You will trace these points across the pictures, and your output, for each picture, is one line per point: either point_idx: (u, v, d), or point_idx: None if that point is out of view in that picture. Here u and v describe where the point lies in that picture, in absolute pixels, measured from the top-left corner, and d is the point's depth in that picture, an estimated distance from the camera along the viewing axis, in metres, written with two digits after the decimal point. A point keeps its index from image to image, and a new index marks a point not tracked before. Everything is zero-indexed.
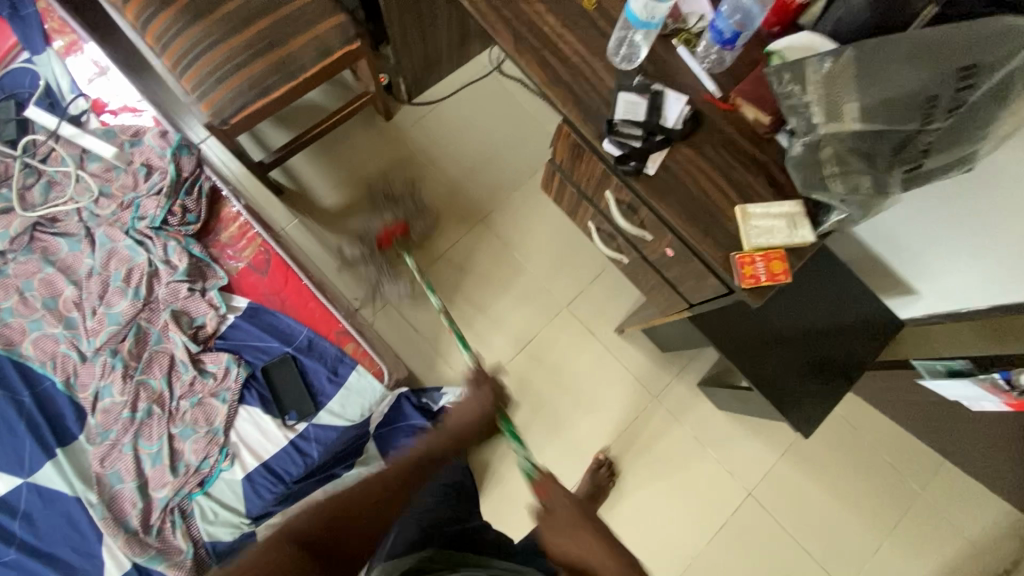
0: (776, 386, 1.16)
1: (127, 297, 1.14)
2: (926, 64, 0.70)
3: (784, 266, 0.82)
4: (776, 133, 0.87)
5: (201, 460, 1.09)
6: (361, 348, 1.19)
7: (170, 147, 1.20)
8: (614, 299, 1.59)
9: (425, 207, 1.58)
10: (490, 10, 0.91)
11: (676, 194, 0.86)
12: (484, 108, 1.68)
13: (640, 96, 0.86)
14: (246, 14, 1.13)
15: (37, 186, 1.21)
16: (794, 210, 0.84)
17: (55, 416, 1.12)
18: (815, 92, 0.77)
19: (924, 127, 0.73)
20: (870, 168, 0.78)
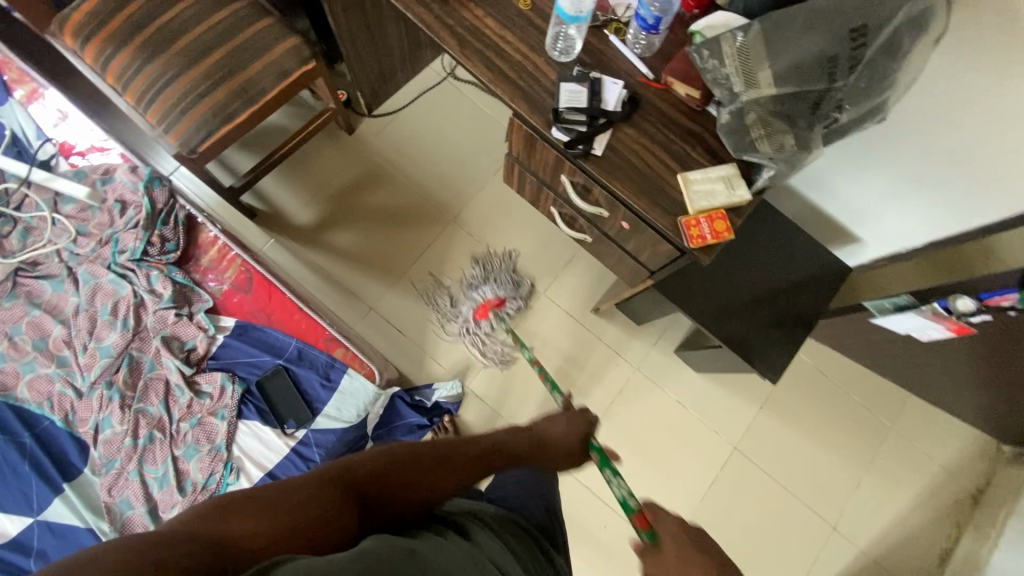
0: (742, 340, 1.24)
1: (117, 329, 1.17)
2: (823, 29, 0.80)
3: (727, 224, 0.90)
4: (706, 106, 0.96)
5: (208, 477, 1.14)
6: (350, 351, 1.24)
7: (142, 181, 1.25)
8: (587, 281, 1.67)
9: (394, 215, 1.66)
10: (434, 19, 0.98)
11: (623, 171, 0.94)
12: (442, 113, 1.74)
13: (581, 86, 0.94)
14: (201, 46, 1.18)
15: (14, 234, 1.23)
16: (730, 171, 0.92)
17: (58, 453, 1.15)
18: (733, 64, 0.85)
19: (832, 85, 0.83)
20: (792, 127, 0.87)
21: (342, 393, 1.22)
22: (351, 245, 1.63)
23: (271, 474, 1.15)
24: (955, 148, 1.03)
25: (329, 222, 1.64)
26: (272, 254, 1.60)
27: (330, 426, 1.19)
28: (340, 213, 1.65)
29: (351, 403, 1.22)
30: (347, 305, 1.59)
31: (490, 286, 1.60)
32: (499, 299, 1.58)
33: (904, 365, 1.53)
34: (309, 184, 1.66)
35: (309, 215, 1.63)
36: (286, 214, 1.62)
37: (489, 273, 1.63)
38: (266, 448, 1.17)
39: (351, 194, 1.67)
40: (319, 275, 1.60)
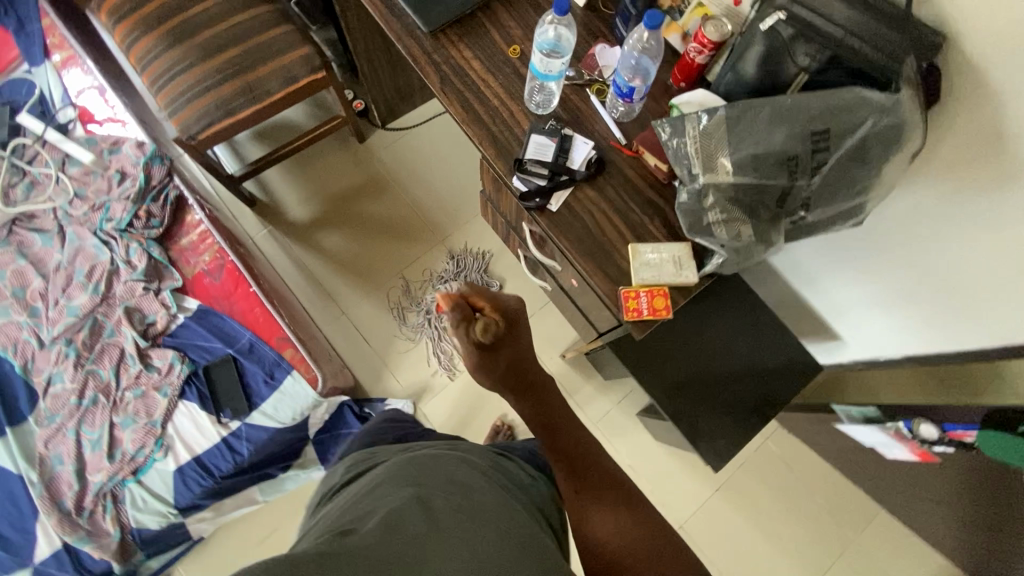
0: (690, 419, 1.20)
1: (87, 292, 1.23)
2: (787, 126, 0.78)
3: (667, 302, 0.88)
4: (673, 180, 0.94)
5: (137, 450, 1.17)
6: (299, 354, 1.26)
7: (144, 156, 1.31)
8: (561, 325, 1.65)
9: (388, 225, 1.70)
10: (423, 53, 1.00)
11: (574, 230, 0.93)
12: (454, 136, 1.78)
13: (551, 139, 0.95)
14: (219, 42, 1.25)
15: (21, 186, 1.32)
16: (682, 252, 0.91)
17: (8, 397, 1.21)
18: (694, 145, 0.83)
19: (792, 182, 0.81)
20: (750, 217, 0.85)
21: (282, 394, 1.24)
22: (338, 248, 1.67)
23: (198, 459, 1.19)
24: (931, 267, 0.98)
25: (322, 222, 1.68)
26: (262, 243, 1.65)
27: (263, 424, 1.22)
28: (334, 216, 1.69)
29: (288, 405, 1.24)
30: (322, 305, 1.62)
31: (458, 283, 1.64)
32: None
33: (872, 476, 1.44)
34: (312, 183, 1.71)
35: (304, 212, 1.68)
36: (283, 207, 1.68)
37: (461, 270, 1.66)
38: (199, 432, 1.20)
39: (349, 200, 1.71)
40: (301, 272, 1.64)
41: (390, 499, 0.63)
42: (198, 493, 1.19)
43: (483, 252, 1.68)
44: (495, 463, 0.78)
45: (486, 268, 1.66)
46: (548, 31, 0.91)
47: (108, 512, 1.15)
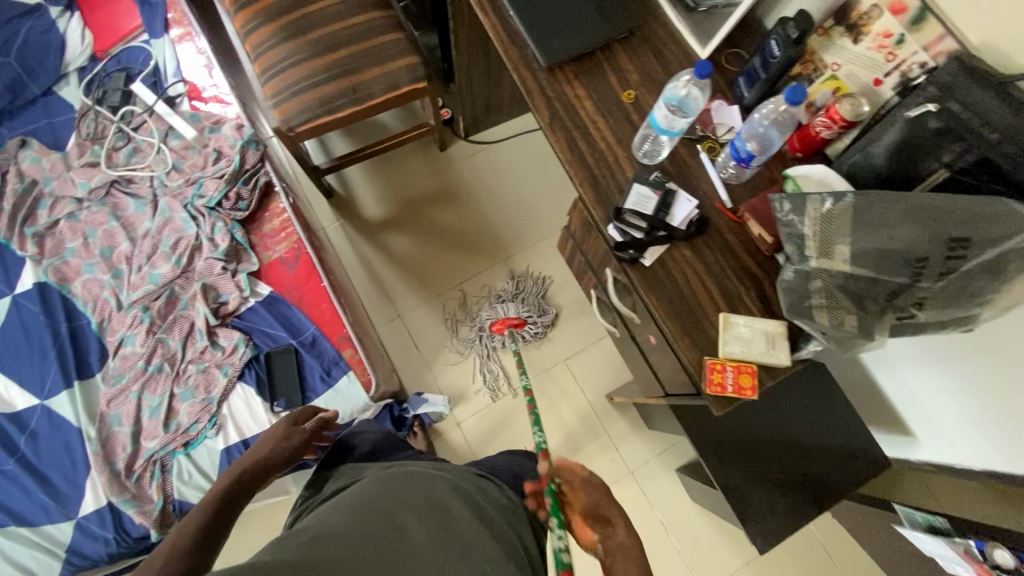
0: (742, 494, 1.15)
1: (170, 262, 1.27)
2: (923, 226, 0.73)
3: (754, 382, 0.85)
4: (776, 253, 0.90)
5: (191, 423, 1.20)
6: (357, 355, 1.26)
7: (242, 139, 1.35)
8: (611, 364, 1.62)
9: (456, 236, 1.70)
10: (536, 86, 0.99)
11: (666, 289, 0.90)
12: (532, 157, 1.77)
13: (654, 192, 0.92)
14: (331, 42, 1.28)
15: (124, 150, 1.37)
16: (776, 329, 0.87)
17: (82, 351, 1.26)
18: (811, 227, 0.80)
19: (914, 282, 0.76)
20: (858, 309, 0.81)
21: (336, 391, 1.25)
22: (404, 251, 1.68)
23: (246, 443, 1.21)
24: None
25: (392, 223, 1.70)
26: (332, 235, 1.68)
27: None
28: (404, 219, 1.70)
29: (339, 405, 1.25)
30: (380, 304, 1.64)
31: (515, 304, 1.61)
32: (519, 319, 1.60)
33: None
34: (389, 184, 1.73)
35: (377, 211, 1.70)
36: (358, 203, 1.70)
37: (520, 291, 1.64)
38: (252, 417, 1.22)
39: (422, 205, 1.72)
40: (364, 269, 1.66)
41: (365, 518, 0.69)
42: None
43: (542, 278, 1.67)
44: (479, 491, 0.82)
45: (544, 293, 1.65)
46: (679, 87, 0.93)
47: (154, 480, 1.18)
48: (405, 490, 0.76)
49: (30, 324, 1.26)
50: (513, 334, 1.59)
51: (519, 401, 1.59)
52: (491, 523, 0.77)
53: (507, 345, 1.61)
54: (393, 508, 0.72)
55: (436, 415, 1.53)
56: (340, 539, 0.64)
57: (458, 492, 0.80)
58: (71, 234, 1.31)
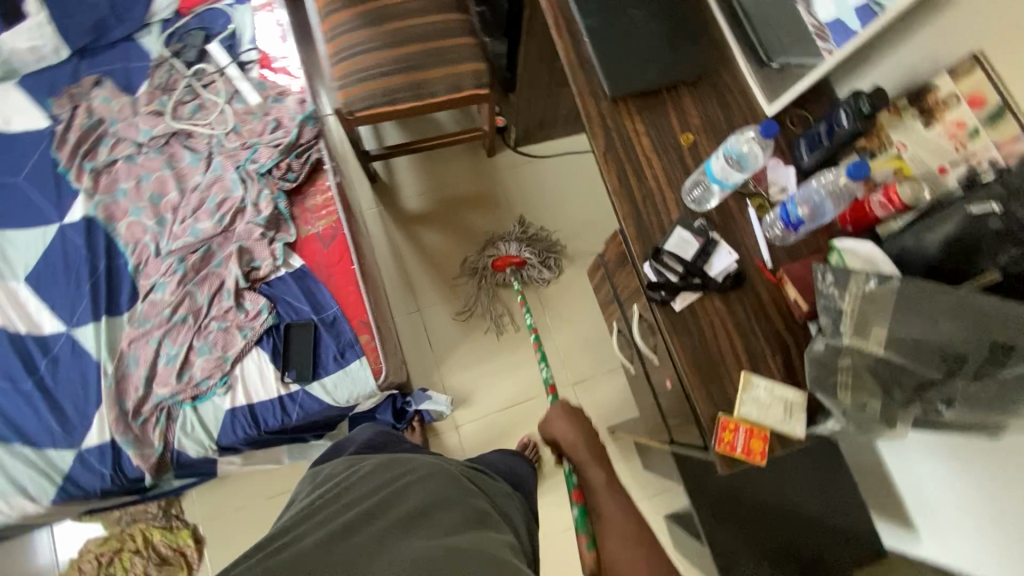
0: (730, 557, 1.12)
1: (213, 220, 1.31)
2: (964, 324, 0.71)
3: (764, 448, 0.83)
4: (808, 322, 0.89)
5: (203, 378, 1.22)
6: (373, 342, 1.28)
7: (302, 114, 1.39)
8: (618, 397, 1.62)
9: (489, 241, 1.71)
10: (598, 115, 1.00)
11: (691, 338, 0.90)
12: (576, 178, 1.78)
13: (695, 239, 0.92)
14: (405, 35, 1.31)
15: (190, 105, 1.42)
16: (795, 399, 0.86)
17: (114, 289, 1.30)
18: (851, 304, 0.79)
19: (947, 379, 0.75)
20: (884, 395, 0.79)
21: (346, 373, 1.26)
22: (435, 247, 1.70)
23: (252, 408, 1.23)
24: None
25: (429, 219, 1.72)
26: (369, 220, 1.70)
27: (319, 396, 1.25)
28: (441, 216, 1.72)
29: (347, 387, 1.26)
30: (402, 295, 1.66)
31: (520, 245, 1.64)
32: (520, 259, 1.63)
33: None
34: (432, 179, 1.75)
35: (417, 204, 1.73)
36: (399, 193, 1.73)
37: (527, 234, 1.68)
38: (262, 384, 1.24)
39: (460, 206, 1.74)
40: (394, 258, 1.68)
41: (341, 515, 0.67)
42: (240, 438, 1.23)
43: (543, 227, 1.72)
44: (464, 482, 0.81)
45: (550, 243, 1.68)
46: (741, 142, 0.94)
47: (159, 426, 1.21)
48: (391, 484, 0.75)
49: (72, 255, 1.30)
50: (515, 273, 1.63)
51: (519, 416, 1.59)
52: (479, 511, 0.76)
53: (507, 283, 1.66)
54: (376, 502, 0.70)
55: (437, 413, 1.54)
56: (313, 536, 0.63)
57: (451, 485, 0.79)
58: (126, 176, 1.36)
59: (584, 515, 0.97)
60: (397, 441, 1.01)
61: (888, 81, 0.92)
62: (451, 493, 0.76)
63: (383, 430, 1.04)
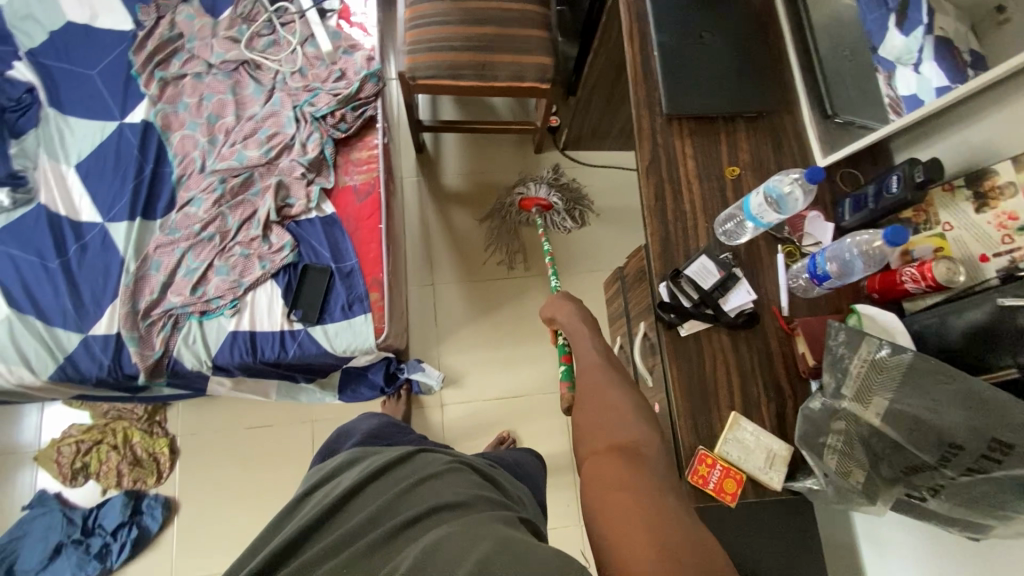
0: None
1: (260, 150, 1.35)
2: (966, 412, 0.69)
3: (736, 491, 0.82)
4: (811, 378, 0.88)
5: (215, 297, 1.26)
6: (382, 302, 1.30)
7: (367, 70, 1.42)
8: None
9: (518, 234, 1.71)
10: (650, 130, 1.00)
11: (690, 366, 0.89)
12: (616, 194, 1.78)
13: (718, 270, 0.90)
14: (482, 16, 1.33)
15: (265, 39, 1.47)
16: (780, 451, 0.84)
17: (154, 194, 1.35)
18: (858, 368, 0.77)
19: (938, 465, 0.73)
20: (870, 467, 0.78)
21: (349, 325, 1.28)
22: (463, 228, 1.72)
23: (253, 336, 1.26)
24: None
25: (464, 199, 1.74)
26: (406, 187, 1.73)
27: (319, 340, 1.27)
28: (475, 199, 1.74)
29: (347, 338, 1.28)
30: (421, 267, 1.68)
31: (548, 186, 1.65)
32: (547, 202, 1.61)
33: None
34: (476, 163, 1.77)
35: (455, 182, 1.75)
36: (442, 169, 1.75)
37: (556, 181, 1.70)
38: (268, 316, 1.27)
39: (497, 194, 1.75)
40: (421, 228, 1.71)
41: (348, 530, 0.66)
42: (235, 362, 1.26)
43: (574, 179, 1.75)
44: (470, 475, 0.80)
45: (578, 201, 1.70)
46: (784, 184, 0.90)
47: (163, 332, 1.25)
48: (385, 493, 0.73)
49: (123, 153, 1.36)
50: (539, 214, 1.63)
51: (505, 411, 1.59)
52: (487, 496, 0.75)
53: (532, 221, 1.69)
54: (382, 510, 0.69)
55: (426, 386, 1.55)
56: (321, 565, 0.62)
57: (458, 477, 0.78)
58: (190, 92, 1.41)
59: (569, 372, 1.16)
60: (400, 434, 1.04)
61: (949, 159, 0.90)
62: (452, 488, 0.75)
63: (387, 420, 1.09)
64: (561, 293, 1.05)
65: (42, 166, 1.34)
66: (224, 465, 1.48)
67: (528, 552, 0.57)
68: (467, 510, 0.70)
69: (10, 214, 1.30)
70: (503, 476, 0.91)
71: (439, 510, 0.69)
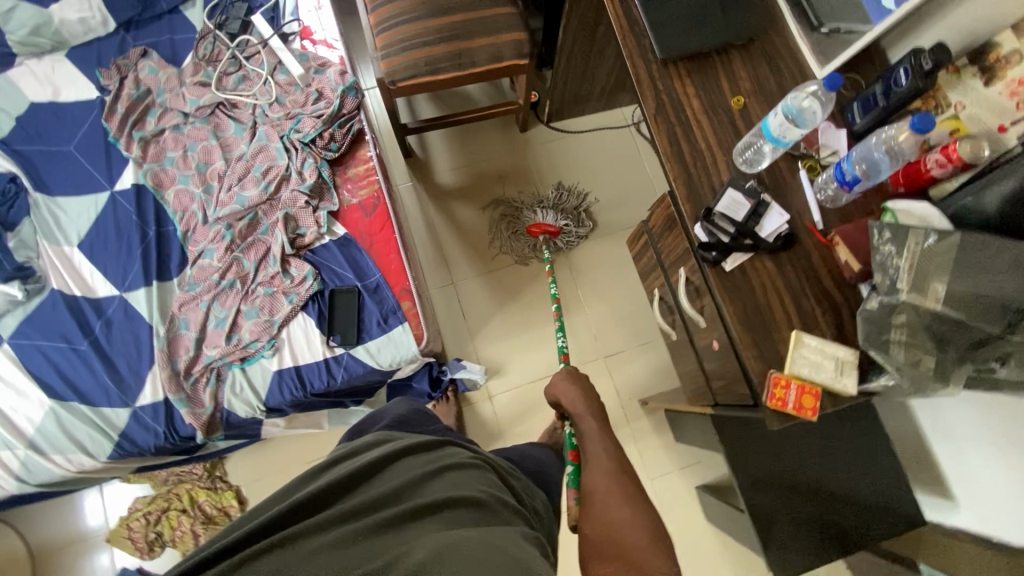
0: (766, 518, 1.15)
1: (259, 188, 1.34)
2: (1022, 278, 0.70)
3: (815, 405, 0.84)
4: (860, 283, 0.90)
5: (251, 341, 1.26)
6: (415, 309, 1.31)
7: (343, 85, 1.40)
8: (650, 371, 1.63)
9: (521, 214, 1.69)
10: (648, 78, 1.00)
11: (742, 298, 0.91)
12: (608, 154, 1.80)
13: (747, 200, 0.92)
14: (447, 5, 1.32)
15: (234, 76, 1.44)
16: (847, 357, 0.86)
17: (164, 255, 1.33)
18: (909, 261, 0.79)
19: (1005, 333, 0.75)
20: (938, 351, 0.81)
21: (389, 338, 1.29)
22: (468, 222, 1.72)
23: (297, 370, 1.26)
24: None
25: (464, 193, 1.74)
26: (403, 194, 1.72)
27: (364, 359, 1.28)
28: (473, 191, 1.74)
29: (390, 351, 1.29)
30: (437, 268, 1.68)
31: (554, 212, 1.66)
32: (555, 229, 1.62)
33: None
34: (465, 154, 1.76)
35: (450, 178, 1.74)
36: (434, 167, 1.74)
37: (561, 202, 1.71)
38: (309, 348, 1.27)
39: (493, 181, 1.75)
40: (428, 231, 1.70)
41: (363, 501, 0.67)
42: (287, 399, 1.26)
43: (586, 196, 1.74)
44: (488, 476, 0.82)
45: (582, 208, 1.72)
46: (801, 99, 0.90)
47: (209, 386, 1.25)
48: (407, 474, 0.74)
49: (123, 221, 1.34)
50: (548, 240, 1.62)
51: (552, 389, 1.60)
52: (503, 502, 0.76)
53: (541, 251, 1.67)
54: (401, 489, 0.70)
55: (471, 382, 1.56)
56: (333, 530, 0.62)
57: (478, 478, 0.79)
58: (173, 145, 1.39)
59: (576, 473, 1.11)
60: (429, 421, 1.06)
61: (946, 41, 0.92)
62: (469, 485, 0.76)
63: (415, 405, 1.10)
64: (568, 373, 1.14)
65: (45, 253, 1.32)
66: None
67: None
68: (479, 511, 0.71)
69: (26, 306, 1.28)
70: (515, 481, 0.92)
71: (453, 508, 0.69)
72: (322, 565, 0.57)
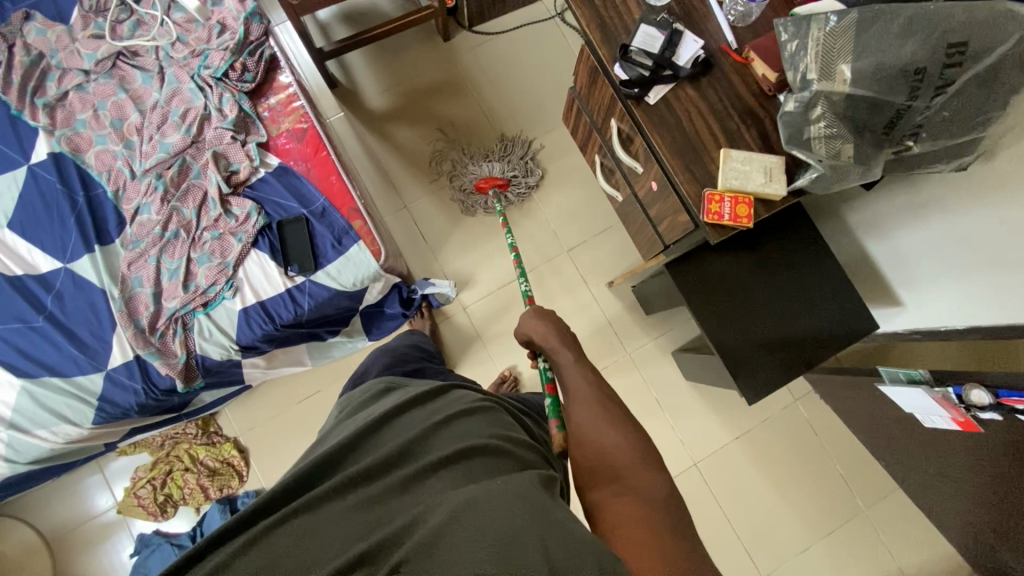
0: (733, 353, 1.22)
1: (180, 132, 1.29)
2: (918, 37, 0.74)
3: (750, 212, 0.89)
4: (778, 92, 0.92)
5: (210, 285, 1.25)
6: (367, 226, 1.31)
7: (245, 12, 1.34)
8: (614, 256, 1.67)
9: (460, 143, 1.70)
10: None
11: (669, 129, 0.92)
12: (537, 49, 1.76)
13: (660, 32, 0.93)
14: None
15: (127, 23, 1.36)
16: (774, 163, 0.89)
17: (100, 219, 1.30)
18: (817, 48, 0.80)
19: (909, 102, 0.78)
20: (856, 137, 0.83)
21: (347, 259, 1.29)
22: (409, 143, 1.69)
23: (263, 305, 1.27)
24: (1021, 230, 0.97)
25: (400, 115, 1.70)
26: (337, 126, 1.68)
27: (326, 283, 1.28)
28: (408, 110, 1.70)
29: (351, 270, 1.29)
30: (387, 195, 1.67)
31: (500, 164, 1.65)
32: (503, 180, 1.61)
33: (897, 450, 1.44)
34: (393, 76, 1.71)
35: (382, 102, 1.70)
36: (362, 94, 1.69)
37: (507, 154, 1.68)
38: (267, 281, 1.27)
39: (425, 97, 1.71)
40: (370, 158, 1.68)
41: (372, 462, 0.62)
42: (258, 334, 1.27)
43: (527, 148, 1.70)
44: (502, 417, 0.78)
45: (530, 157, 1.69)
46: None
47: (177, 336, 1.25)
48: (415, 426, 0.70)
49: (48, 192, 1.29)
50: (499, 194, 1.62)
51: None
52: (520, 445, 0.72)
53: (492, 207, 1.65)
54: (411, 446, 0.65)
55: (444, 297, 1.59)
56: (342, 497, 0.57)
57: (491, 422, 0.74)
58: (81, 106, 1.33)
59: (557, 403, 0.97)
60: (424, 362, 1.06)
61: None
62: (482, 430, 0.71)
63: (415, 343, 1.13)
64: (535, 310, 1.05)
65: None
66: (295, 440, 1.54)
67: (569, 534, 0.52)
68: (495, 454, 0.67)
69: None
70: (524, 418, 0.89)
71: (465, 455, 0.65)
72: (335, 539, 0.52)
